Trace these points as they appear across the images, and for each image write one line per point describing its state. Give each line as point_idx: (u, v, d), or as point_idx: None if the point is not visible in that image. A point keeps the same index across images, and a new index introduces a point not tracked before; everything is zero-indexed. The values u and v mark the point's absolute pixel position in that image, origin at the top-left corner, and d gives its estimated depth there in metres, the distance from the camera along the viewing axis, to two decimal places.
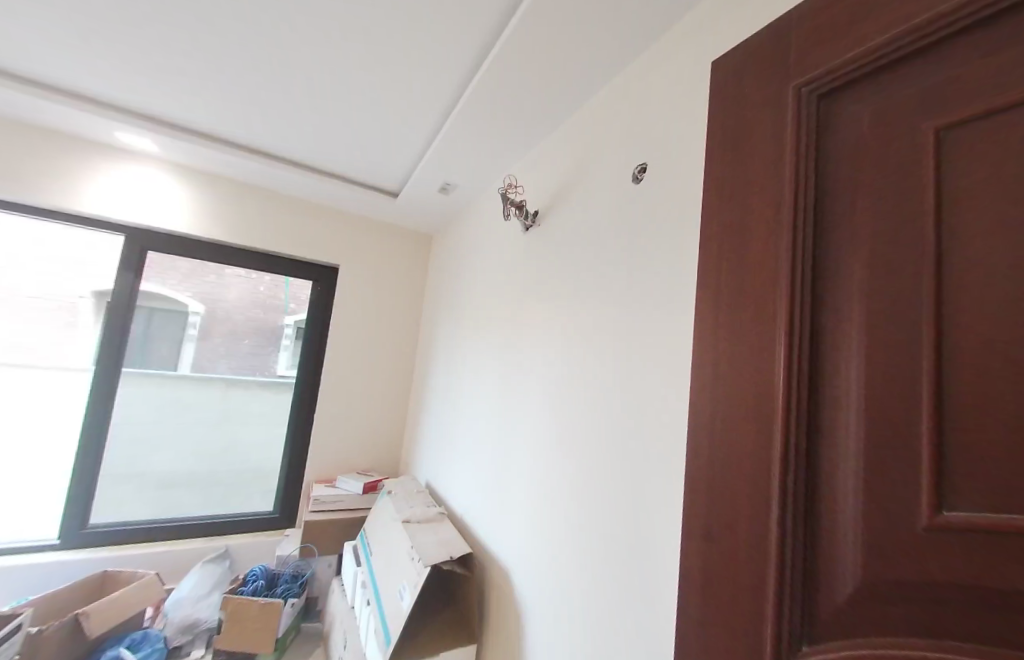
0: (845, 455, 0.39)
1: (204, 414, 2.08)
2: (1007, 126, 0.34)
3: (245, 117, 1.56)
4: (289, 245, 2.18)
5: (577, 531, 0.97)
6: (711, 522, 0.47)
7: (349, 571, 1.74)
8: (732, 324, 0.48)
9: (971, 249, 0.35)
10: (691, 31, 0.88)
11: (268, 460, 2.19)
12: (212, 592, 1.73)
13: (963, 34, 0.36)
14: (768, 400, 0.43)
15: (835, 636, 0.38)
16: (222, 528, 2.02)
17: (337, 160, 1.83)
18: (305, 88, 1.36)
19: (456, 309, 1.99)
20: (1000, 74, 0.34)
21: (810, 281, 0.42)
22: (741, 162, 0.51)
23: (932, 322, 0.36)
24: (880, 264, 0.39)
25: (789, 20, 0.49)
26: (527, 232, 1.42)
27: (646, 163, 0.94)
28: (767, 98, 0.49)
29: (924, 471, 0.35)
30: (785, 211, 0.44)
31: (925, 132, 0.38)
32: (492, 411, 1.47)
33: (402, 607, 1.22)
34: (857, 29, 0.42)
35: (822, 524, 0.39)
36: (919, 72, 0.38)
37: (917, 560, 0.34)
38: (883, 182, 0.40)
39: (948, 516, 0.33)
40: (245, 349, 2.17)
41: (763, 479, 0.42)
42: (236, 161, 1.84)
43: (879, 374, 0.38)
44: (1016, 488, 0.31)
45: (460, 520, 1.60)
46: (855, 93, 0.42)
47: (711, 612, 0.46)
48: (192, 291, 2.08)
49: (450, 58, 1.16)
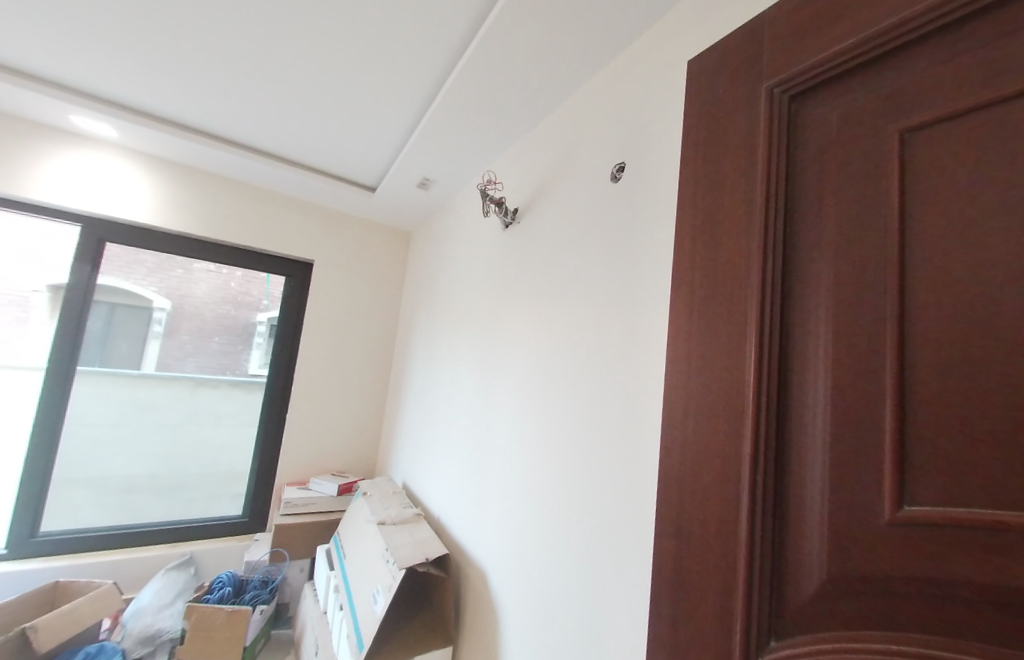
0: (810, 452, 0.39)
1: (168, 415, 1.98)
2: (967, 129, 0.35)
3: (213, 103, 1.49)
4: (260, 239, 2.10)
5: (553, 529, 0.97)
6: (683, 520, 0.47)
7: (322, 575, 1.69)
8: (704, 322, 0.48)
9: (933, 249, 0.35)
10: (669, 31, 0.90)
11: (237, 462, 2.11)
12: (175, 601, 1.66)
13: (927, 37, 0.37)
14: (738, 396, 0.43)
15: (802, 632, 0.38)
16: (188, 534, 1.92)
17: (312, 152, 1.78)
18: (279, 76, 1.31)
19: (434, 306, 1.96)
20: (961, 77, 0.35)
21: (779, 280, 0.43)
22: (715, 160, 0.51)
23: (895, 320, 0.36)
24: (846, 262, 0.39)
25: (762, 21, 0.49)
26: (507, 230, 1.41)
27: (623, 163, 0.94)
28: (739, 98, 0.50)
29: (886, 467, 0.35)
30: (757, 210, 0.45)
31: (889, 134, 0.39)
32: (470, 410, 1.46)
33: (376, 611, 1.19)
34: (827, 31, 0.43)
35: (788, 520, 0.40)
36: (884, 75, 0.39)
37: (880, 554, 0.35)
38: (848, 183, 0.40)
39: (908, 511, 0.34)
40: (214, 348, 2.07)
41: (733, 477, 0.43)
42: (204, 150, 1.76)
43: (844, 371, 0.39)
44: (972, 481, 0.32)
45: (436, 521, 1.57)
46: (824, 95, 0.43)
47: (682, 610, 0.46)
48: (157, 286, 1.97)
49: (429, 48, 1.13)
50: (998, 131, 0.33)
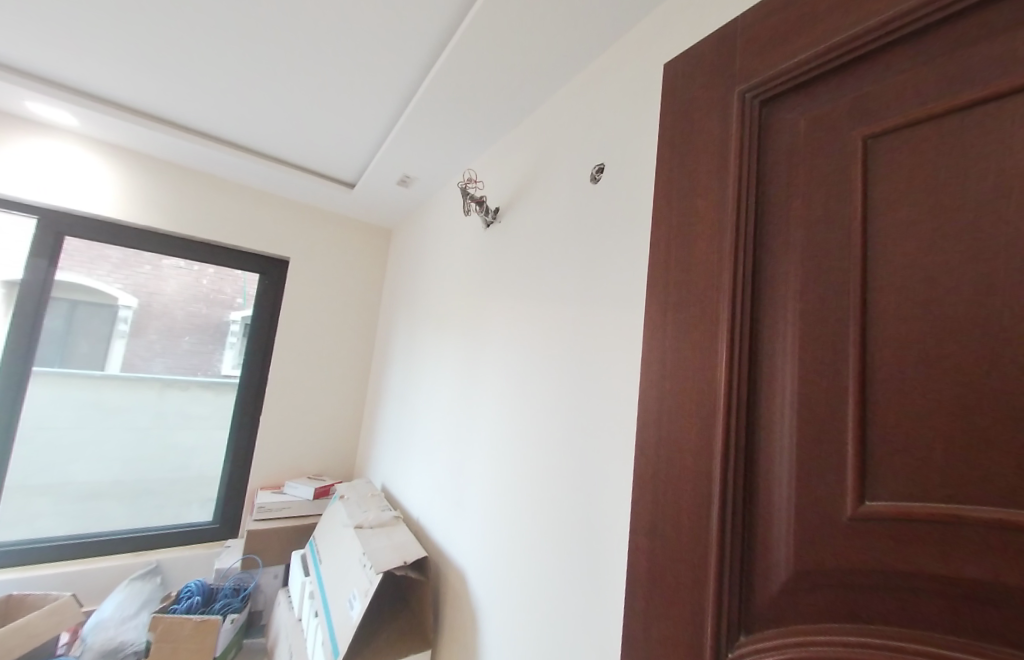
0: (777, 450, 0.40)
1: (134, 417, 1.90)
2: (927, 136, 0.36)
3: (184, 93, 1.43)
4: (233, 235, 2.03)
5: (533, 528, 0.96)
6: (657, 519, 0.47)
7: (296, 581, 1.64)
8: (678, 323, 0.49)
9: (894, 251, 0.36)
10: (647, 36, 0.91)
11: (208, 466, 2.03)
12: (140, 612, 1.59)
13: (888, 47, 0.38)
14: (710, 394, 0.44)
15: (770, 626, 0.39)
16: (154, 542, 1.84)
17: (288, 146, 1.73)
18: (253, 66, 1.27)
19: (414, 305, 1.94)
20: (919, 86, 0.37)
21: (750, 282, 0.43)
22: (689, 162, 0.52)
23: (857, 320, 0.37)
24: (812, 264, 0.40)
25: (734, 27, 0.50)
26: (488, 229, 1.40)
27: (603, 163, 0.95)
28: (713, 101, 0.51)
29: (849, 463, 0.36)
30: (729, 212, 0.45)
31: (853, 140, 0.40)
32: (450, 410, 1.44)
33: (352, 617, 1.17)
34: (796, 39, 0.44)
35: (757, 516, 0.40)
36: (850, 83, 0.41)
37: (842, 549, 0.36)
38: (815, 188, 0.41)
39: (869, 506, 0.35)
40: (184, 348, 1.99)
41: (704, 477, 0.43)
42: (173, 141, 1.69)
43: (809, 370, 0.39)
44: (930, 478, 0.33)
45: (415, 524, 1.55)
46: (793, 101, 0.44)
47: (656, 608, 0.46)
48: (122, 282, 1.88)
49: (409, 42, 1.11)
50: (953, 138, 0.35)
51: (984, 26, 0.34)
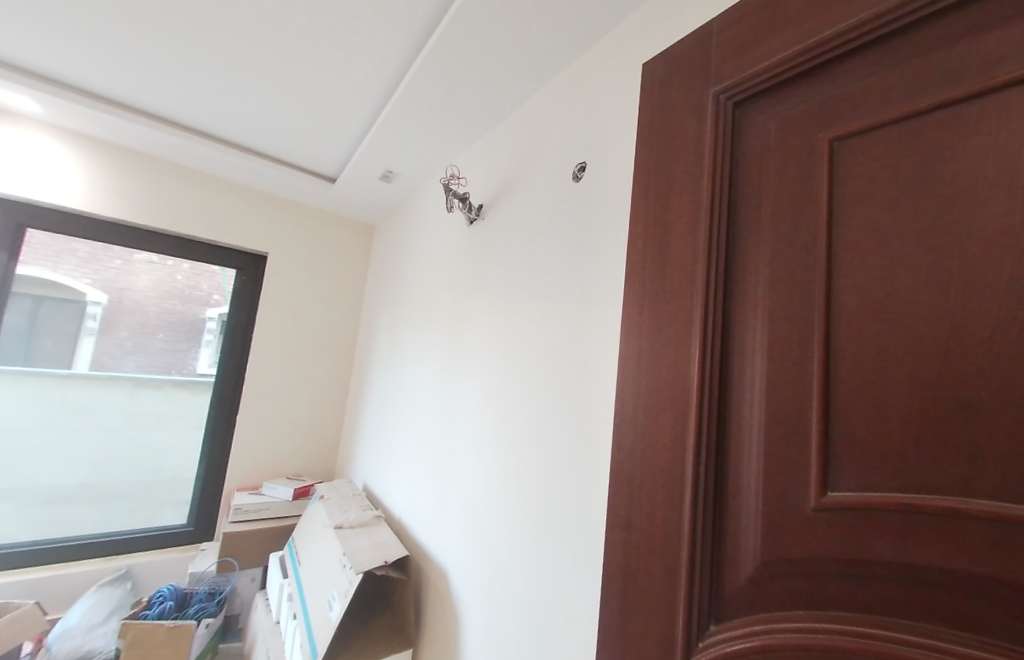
0: (746, 444, 0.41)
1: (103, 417, 1.83)
2: (888, 139, 0.37)
3: (156, 81, 1.38)
4: (208, 229, 1.98)
5: (514, 527, 0.96)
6: (632, 514, 0.48)
7: (274, 584, 1.61)
8: (653, 321, 0.49)
9: (857, 249, 0.37)
10: (629, 35, 0.92)
11: (183, 468, 1.97)
12: (110, 617, 1.53)
13: (853, 53, 0.39)
14: (683, 390, 0.45)
15: (738, 615, 0.40)
16: (125, 547, 1.78)
17: (266, 139, 1.69)
18: (229, 55, 1.23)
19: (397, 302, 1.92)
20: (879, 92, 0.38)
21: (722, 281, 0.44)
22: (665, 162, 0.53)
23: (822, 318, 0.38)
24: (781, 262, 0.41)
25: (709, 30, 0.51)
26: (471, 226, 1.39)
27: (584, 162, 0.95)
28: (689, 102, 0.51)
29: (813, 456, 0.37)
30: (702, 212, 0.46)
31: (820, 142, 0.41)
32: (432, 408, 1.43)
33: (331, 618, 1.15)
34: (767, 44, 0.45)
35: (727, 508, 0.41)
36: (817, 87, 0.42)
37: (807, 539, 0.37)
38: (783, 189, 0.43)
39: (831, 496, 0.36)
40: (157, 346, 1.93)
41: (677, 471, 0.44)
42: (144, 131, 1.62)
43: (776, 366, 0.41)
44: (889, 468, 0.34)
45: (397, 523, 1.54)
46: (764, 103, 0.45)
47: (630, 602, 0.47)
48: (90, 278, 1.81)
49: (391, 35, 1.10)
50: (913, 141, 0.36)
51: (943, 34, 0.35)
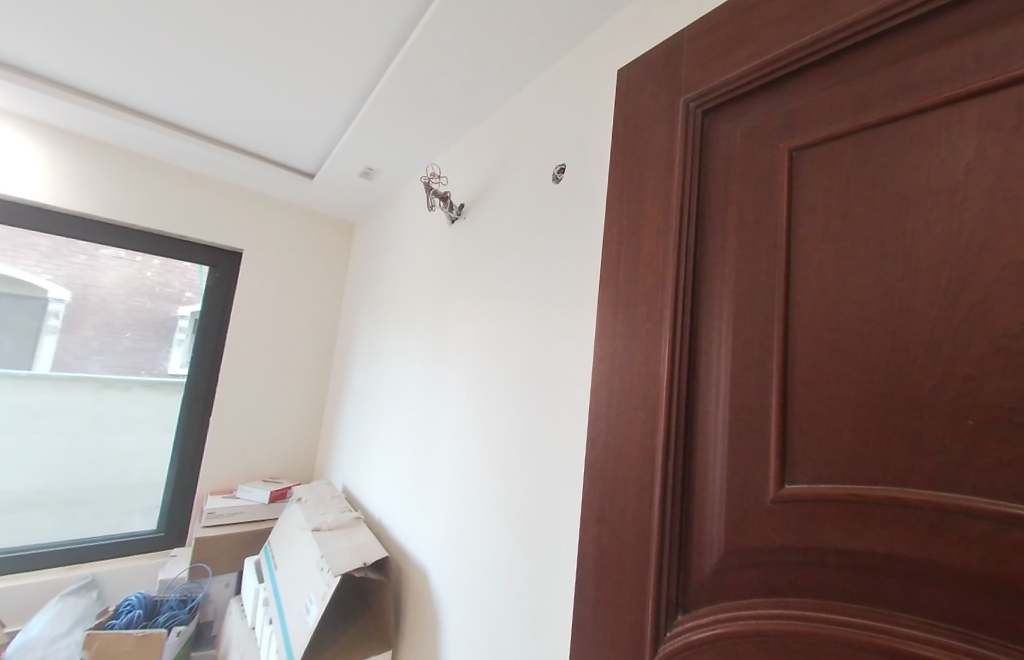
0: (711, 441, 0.43)
1: (66, 420, 1.75)
2: (843, 150, 0.39)
3: (124, 71, 1.33)
4: (180, 225, 1.91)
5: (493, 526, 0.96)
6: (606, 509, 0.49)
7: (249, 589, 1.57)
8: (626, 321, 0.51)
9: (814, 254, 0.39)
10: (608, 39, 0.93)
11: (153, 471, 1.90)
12: (73, 629, 1.46)
13: (812, 67, 0.41)
14: (654, 387, 0.47)
15: (703, 604, 0.41)
16: (90, 554, 1.71)
17: (242, 133, 1.64)
18: (202, 45, 1.19)
19: (378, 301, 1.90)
20: (836, 104, 0.40)
21: (691, 283, 0.46)
22: (639, 166, 0.54)
23: (782, 319, 0.40)
24: (745, 265, 0.43)
25: (682, 38, 0.53)
26: (452, 225, 1.38)
27: (565, 163, 0.96)
28: (662, 109, 0.53)
29: (772, 452, 0.39)
30: (673, 217, 0.48)
31: (781, 151, 0.43)
32: (413, 407, 1.42)
33: (308, 622, 1.13)
34: (734, 55, 0.47)
35: (694, 502, 0.43)
36: (779, 98, 0.44)
37: (766, 530, 0.39)
38: (747, 195, 0.44)
39: (788, 489, 0.38)
40: (125, 345, 1.86)
41: (647, 467, 0.46)
42: (111, 121, 1.56)
43: (739, 365, 0.42)
44: (841, 461, 0.36)
45: (377, 524, 1.52)
46: (732, 111, 0.47)
47: (604, 592, 0.48)
48: (53, 274, 1.72)
49: (372, 30, 1.09)
50: (865, 152, 0.38)
51: (893, 51, 0.37)
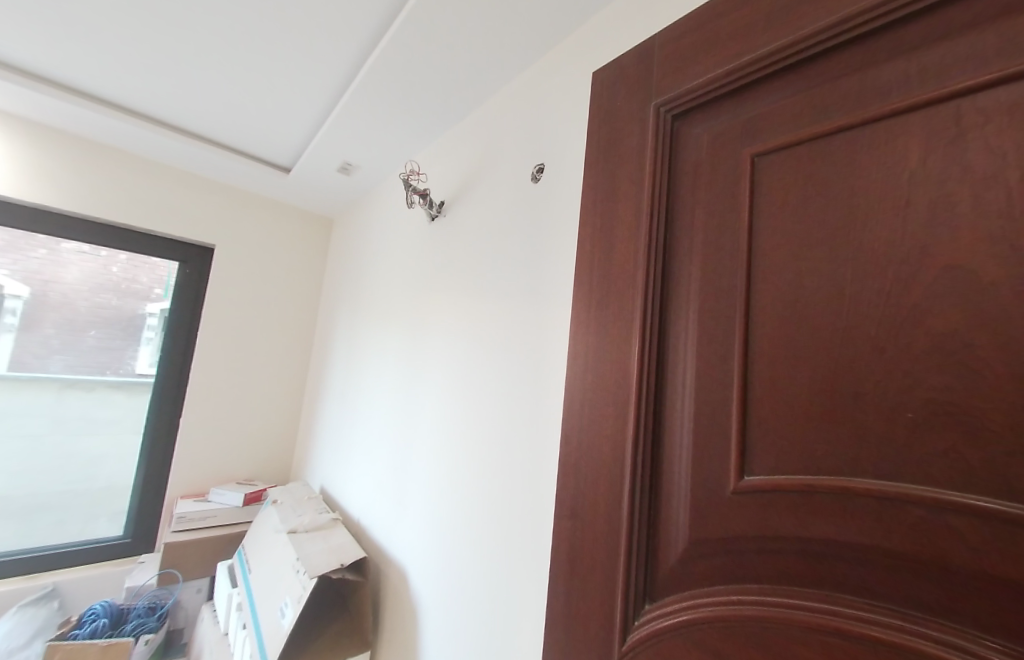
0: (676, 436, 0.45)
1: (25, 423, 1.66)
2: (799, 158, 0.41)
3: (87, 57, 1.27)
4: (148, 219, 1.85)
5: (471, 522, 0.97)
6: (578, 503, 0.51)
7: (222, 594, 1.53)
8: (599, 320, 0.52)
9: (770, 257, 0.41)
10: (589, 39, 0.94)
11: (119, 475, 1.83)
12: (32, 642, 1.40)
13: (774, 76, 0.43)
14: (624, 382, 0.48)
15: (669, 593, 0.43)
16: (51, 563, 1.63)
17: (214, 125, 1.59)
18: (171, 31, 1.15)
19: (356, 299, 1.87)
20: (795, 112, 0.42)
21: (660, 281, 0.48)
22: (612, 168, 0.55)
23: (743, 318, 0.42)
24: (709, 266, 0.45)
25: (653, 44, 0.54)
26: (432, 222, 1.37)
27: (543, 164, 0.97)
28: (634, 113, 0.54)
29: (733, 445, 0.41)
30: (643, 218, 0.50)
31: (744, 157, 0.44)
32: (393, 405, 1.40)
33: (284, 625, 1.11)
34: (702, 62, 0.48)
35: (660, 495, 0.44)
36: (743, 104, 0.45)
37: (726, 520, 0.40)
38: (711, 198, 0.46)
39: (747, 480, 0.40)
40: (89, 344, 1.78)
41: (618, 462, 0.47)
42: (72, 109, 1.48)
43: (704, 361, 0.44)
44: (794, 453, 0.38)
45: (355, 525, 1.50)
46: (700, 116, 0.49)
47: (576, 586, 0.50)
48: (9, 269, 1.63)
49: (350, 22, 1.07)
50: (820, 160, 0.40)
51: (846, 64, 0.39)
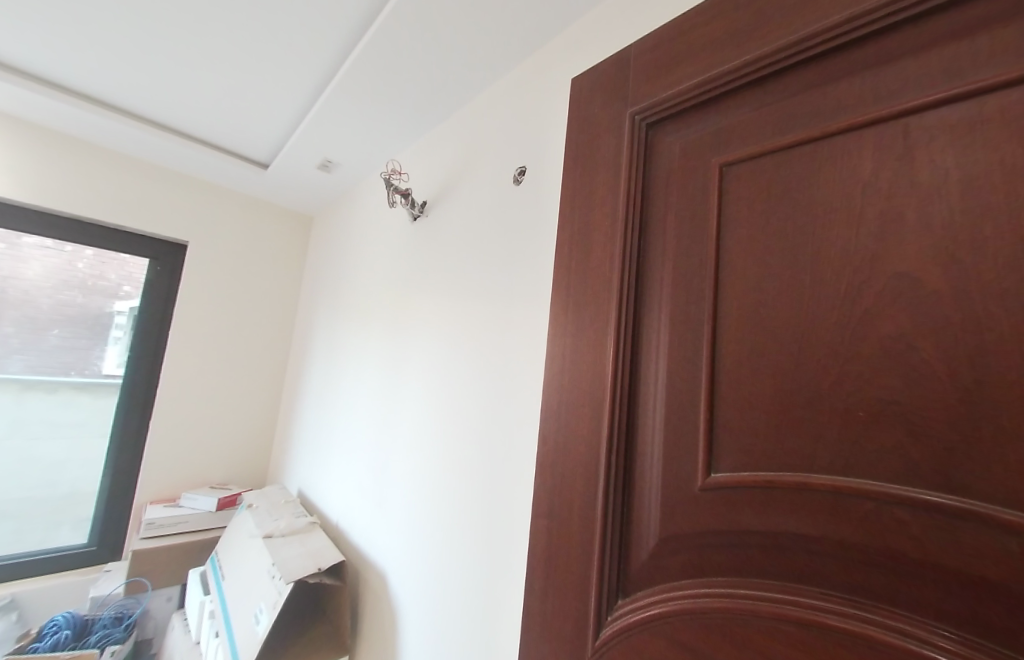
0: (648, 434, 0.46)
1: None
2: (764, 168, 0.43)
3: (51, 44, 1.21)
4: (116, 213, 1.78)
5: (451, 522, 0.97)
6: (554, 501, 0.52)
7: (194, 602, 1.48)
8: (577, 321, 0.53)
9: (735, 263, 0.43)
10: (571, 44, 0.96)
11: (84, 480, 1.75)
12: None
13: (741, 90, 0.45)
14: (599, 383, 0.49)
15: (641, 588, 0.44)
16: (8, 574, 1.55)
17: (187, 118, 1.54)
18: (142, 19, 1.11)
19: (336, 299, 1.84)
20: (760, 124, 0.43)
21: (634, 283, 0.49)
22: (589, 174, 0.57)
23: (711, 321, 0.43)
24: (679, 270, 0.46)
25: (629, 54, 0.55)
26: (414, 222, 1.36)
27: (525, 167, 0.98)
28: (611, 120, 0.56)
29: (701, 444, 0.42)
30: (618, 224, 0.51)
31: (713, 166, 0.46)
32: (373, 407, 1.38)
33: (259, 632, 1.09)
34: (674, 73, 0.50)
35: (633, 493, 0.46)
36: (712, 115, 0.47)
37: (694, 515, 0.42)
38: (681, 206, 0.48)
39: (714, 477, 0.41)
40: (52, 344, 1.70)
41: (593, 460, 0.48)
42: (34, 97, 1.41)
43: (675, 362, 0.45)
44: (758, 450, 0.39)
45: (333, 528, 1.48)
46: (673, 125, 0.50)
47: (551, 583, 0.51)
48: None
49: (332, 17, 1.06)
50: (783, 170, 0.41)
51: (807, 79, 0.41)
